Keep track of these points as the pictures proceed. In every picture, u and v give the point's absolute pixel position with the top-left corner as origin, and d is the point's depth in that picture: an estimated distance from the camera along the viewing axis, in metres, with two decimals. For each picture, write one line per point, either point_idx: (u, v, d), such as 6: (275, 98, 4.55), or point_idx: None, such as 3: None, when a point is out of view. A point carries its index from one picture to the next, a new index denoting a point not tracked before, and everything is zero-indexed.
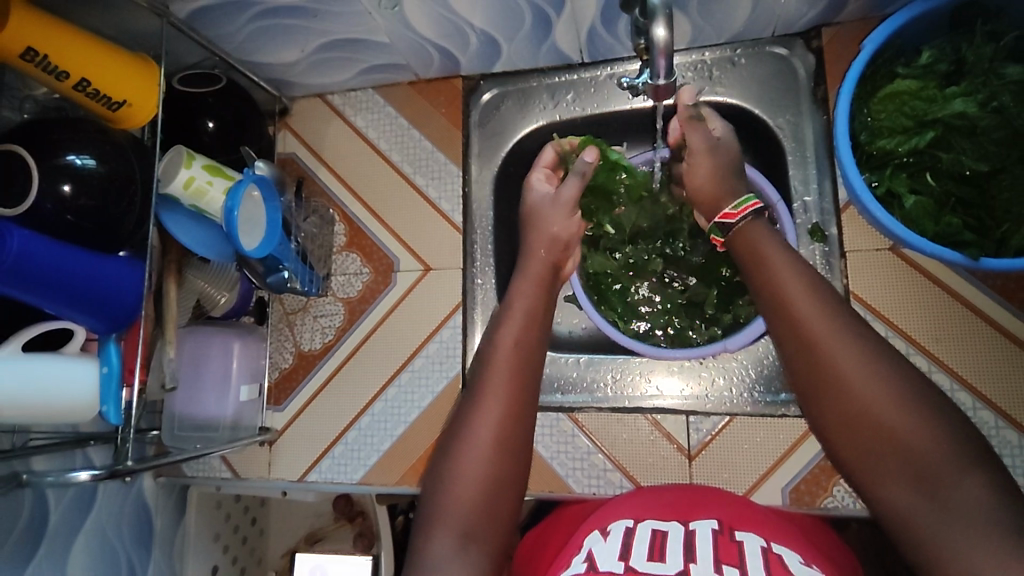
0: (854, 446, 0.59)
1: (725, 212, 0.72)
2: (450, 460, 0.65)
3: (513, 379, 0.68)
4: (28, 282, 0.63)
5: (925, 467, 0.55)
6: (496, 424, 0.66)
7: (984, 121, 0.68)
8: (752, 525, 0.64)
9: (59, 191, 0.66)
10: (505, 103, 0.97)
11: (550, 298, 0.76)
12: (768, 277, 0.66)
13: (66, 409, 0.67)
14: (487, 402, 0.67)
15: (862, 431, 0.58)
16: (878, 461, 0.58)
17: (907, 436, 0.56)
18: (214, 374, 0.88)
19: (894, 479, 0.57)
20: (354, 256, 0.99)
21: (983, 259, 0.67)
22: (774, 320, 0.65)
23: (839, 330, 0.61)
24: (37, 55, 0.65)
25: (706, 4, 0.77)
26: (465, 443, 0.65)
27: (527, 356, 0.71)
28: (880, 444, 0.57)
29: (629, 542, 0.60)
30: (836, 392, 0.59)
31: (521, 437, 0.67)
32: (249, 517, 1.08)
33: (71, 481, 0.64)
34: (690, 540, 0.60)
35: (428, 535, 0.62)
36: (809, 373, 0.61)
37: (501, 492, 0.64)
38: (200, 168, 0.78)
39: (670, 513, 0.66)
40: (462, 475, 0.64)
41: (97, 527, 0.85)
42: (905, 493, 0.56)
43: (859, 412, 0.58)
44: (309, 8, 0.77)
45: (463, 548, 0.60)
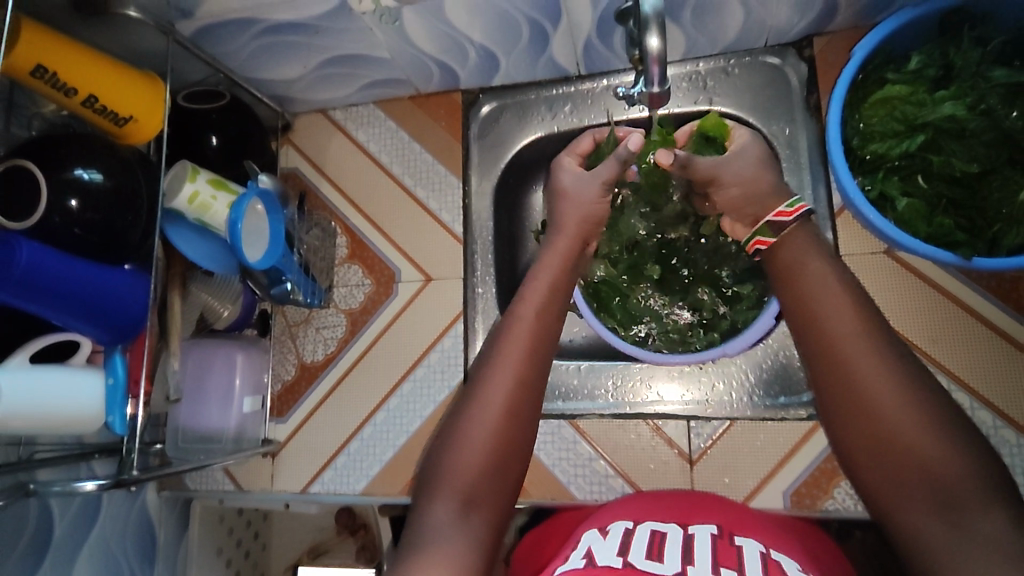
0: (877, 466, 0.58)
1: (778, 210, 0.69)
2: (459, 425, 0.65)
3: (527, 355, 0.68)
4: (37, 293, 0.64)
5: (932, 476, 0.55)
6: (506, 393, 0.66)
7: (973, 123, 0.69)
8: (749, 530, 0.64)
9: (66, 204, 0.67)
10: (504, 115, 0.98)
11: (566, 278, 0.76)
12: (796, 277, 0.66)
13: (73, 420, 0.68)
14: (498, 371, 0.67)
15: (886, 451, 0.57)
16: (900, 483, 0.56)
17: (933, 461, 0.55)
18: (218, 388, 0.88)
19: (905, 488, 0.56)
20: (356, 267, 1.00)
21: (975, 259, 0.68)
22: (800, 324, 0.64)
23: (869, 343, 0.60)
24: (46, 72, 0.66)
25: (698, 15, 0.79)
26: (476, 409, 0.65)
27: (544, 329, 0.70)
28: (904, 467, 0.56)
29: (628, 540, 0.60)
30: (863, 410, 0.58)
31: (530, 411, 0.67)
32: (252, 532, 1.05)
33: (78, 490, 0.65)
34: (690, 543, 0.60)
35: (430, 498, 0.62)
36: (835, 386, 0.60)
37: (506, 464, 0.64)
38: (204, 182, 0.80)
39: (671, 515, 0.66)
40: (469, 442, 0.64)
41: (100, 540, 0.85)
42: (924, 512, 0.55)
43: (872, 416, 0.58)
44: (311, 25, 0.79)
45: (464, 515, 0.61)
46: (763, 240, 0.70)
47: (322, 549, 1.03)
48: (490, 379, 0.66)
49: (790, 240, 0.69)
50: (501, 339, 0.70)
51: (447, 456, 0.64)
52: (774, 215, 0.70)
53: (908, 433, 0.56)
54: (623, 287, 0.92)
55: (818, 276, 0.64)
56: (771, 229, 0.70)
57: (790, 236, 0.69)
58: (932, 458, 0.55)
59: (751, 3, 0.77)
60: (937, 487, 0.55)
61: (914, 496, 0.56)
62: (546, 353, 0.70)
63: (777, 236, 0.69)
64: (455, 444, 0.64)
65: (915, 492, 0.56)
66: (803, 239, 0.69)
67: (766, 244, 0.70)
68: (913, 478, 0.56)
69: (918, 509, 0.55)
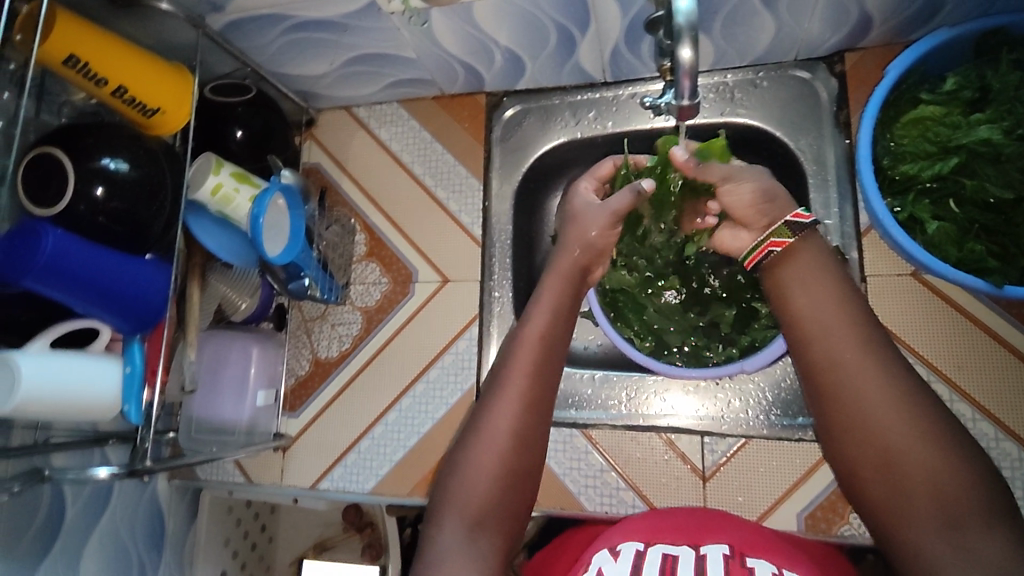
0: (883, 486, 0.56)
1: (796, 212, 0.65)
2: (467, 446, 0.65)
3: (534, 370, 0.67)
4: (61, 280, 0.65)
5: (938, 495, 0.54)
6: (513, 415, 0.65)
7: (1010, 148, 0.67)
8: (762, 551, 0.62)
9: (92, 193, 0.67)
10: (528, 119, 0.98)
11: (579, 290, 0.73)
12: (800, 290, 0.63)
13: (89, 407, 0.68)
14: (505, 392, 0.66)
15: (893, 470, 0.56)
16: (906, 502, 0.55)
17: (941, 479, 0.54)
18: (231, 378, 0.89)
19: (911, 506, 0.55)
20: (374, 266, 1.00)
21: (1006, 287, 0.66)
22: (802, 337, 0.62)
23: (878, 359, 0.59)
24: (78, 62, 0.67)
25: (729, 26, 0.78)
26: (483, 428, 0.65)
27: (552, 348, 0.68)
28: (911, 486, 0.55)
29: (640, 564, 0.60)
30: (868, 426, 0.57)
31: (540, 427, 0.66)
32: (259, 524, 1.07)
33: (91, 478, 0.65)
34: (702, 566, 0.59)
35: (438, 521, 0.63)
36: (838, 403, 0.59)
37: (514, 485, 0.64)
38: (227, 175, 0.80)
39: (681, 535, 0.65)
40: (477, 464, 0.63)
41: (111, 526, 0.86)
42: (933, 536, 0.53)
43: (875, 433, 0.57)
44: (340, 23, 0.79)
45: (472, 538, 0.61)
46: (780, 241, 0.65)
47: (327, 545, 1.06)
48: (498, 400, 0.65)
49: (798, 253, 0.64)
50: (509, 357, 0.68)
51: (455, 477, 0.64)
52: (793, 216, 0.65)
53: (911, 450, 0.55)
54: (640, 299, 0.91)
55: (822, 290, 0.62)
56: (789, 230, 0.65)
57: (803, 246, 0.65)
58: (943, 479, 0.54)
59: (783, 16, 0.76)
60: (946, 506, 0.53)
61: (919, 516, 0.54)
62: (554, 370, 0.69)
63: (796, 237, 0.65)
64: (462, 466, 0.64)
65: (922, 510, 0.54)
66: (817, 251, 0.64)
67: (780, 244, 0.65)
68: (923, 501, 0.54)
69: (923, 528, 0.54)
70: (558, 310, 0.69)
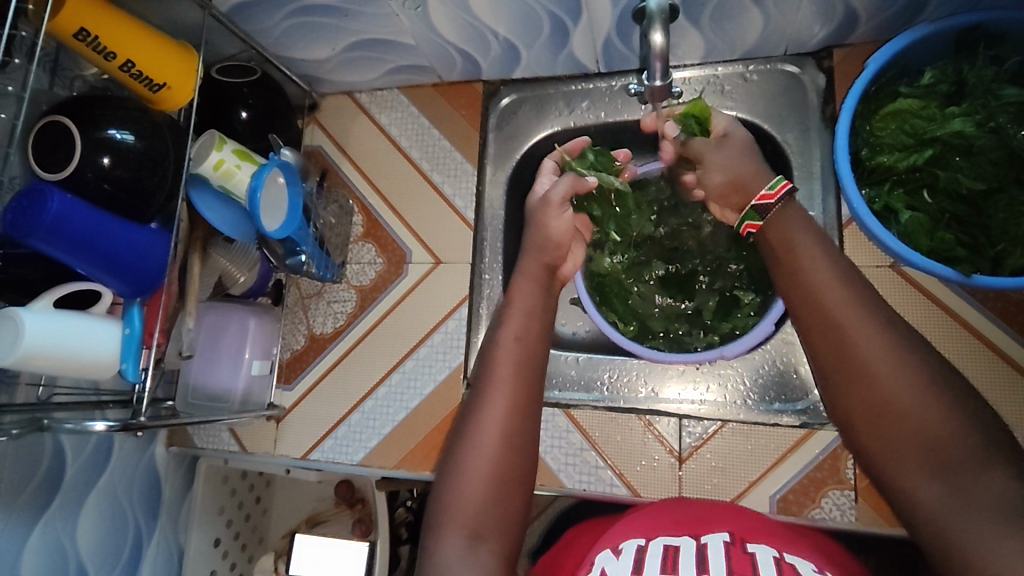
0: (879, 436, 0.58)
1: (762, 194, 0.70)
2: (457, 458, 0.66)
3: (516, 377, 0.69)
4: (65, 242, 0.68)
5: (928, 437, 0.56)
6: (501, 420, 0.67)
7: (981, 141, 0.69)
8: (763, 538, 0.65)
9: (98, 162, 0.71)
10: (523, 108, 1.00)
11: (550, 299, 0.77)
12: (796, 263, 0.66)
13: (88, 365, 0.72)
14: (491, 399, 0.68)
15: (887, 421, 0.58)
16: (900, 450, 0.57)
17: (933, 426, 0.55)
18: (229, 348, 0.93)
19: (906, 454, 0.56)
20: (370, 246, 1.03)
21: (975, 276, 0.68)
22: (798, 303, 0.64)
23: (870, 318, 0.60)
24: (88, 36, 0.71)
25: (717, 19, 0.80)
26: (472, 439, 0.66)
27: (530, 352, 0.72)
28: (905, 434, 0.57)
29: (642, 557, 0.61)
30: (862, 382, 0.59)
31: (527, 433, 0.68)
32: (254, 495, 1.14)
33: (88, 430, 0.69)
34: (703, 554, 0.61)
35: (437, 536, 0.63)
36: (835, 362, 0.61)
37: (509, 488, 0.65)
38: (229, 151, 0.83)
39: (680, 528, 0.67)
40: (470, 473, 0.65)
41: (109, 484, 0.89)
42: (926, 480, 0.55)
43: (868, 384, 0.58)
44: (341, 7, 0.82)
45: (472, 548, 0.62)
46: (753, 224, 0.70)
47: (320, 519, 1.14)
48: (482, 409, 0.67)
49: (779, 223, 0.69)
50: (490, 365, 0.71)
51: (449, 491, 0.65)
52: (759, 199, 0.70)
53: (902, 398, 0.57)
54: (625, 284, 0.93)
55: (814, 254, 0.65)
56: (759, 213, 0.70)
57: (779, 215, 0.69)
58: (933, 426, 0.55)
59: (770, 11, 0.78)
60: (937, 452, 0.55)
61: (912, 463, 0.56)
62: (538, 376, 0.71)
63: (765, 219, 0.69)
64: (453, 477, 0.65)
65: (916, 457, 0.56)
66: (799, 222, 0.68)
67: (755, 228, 0.70)
68: (914, 447, 0.56)
69: (917, 472, 0.56)
70: (531, 312, 0.74)
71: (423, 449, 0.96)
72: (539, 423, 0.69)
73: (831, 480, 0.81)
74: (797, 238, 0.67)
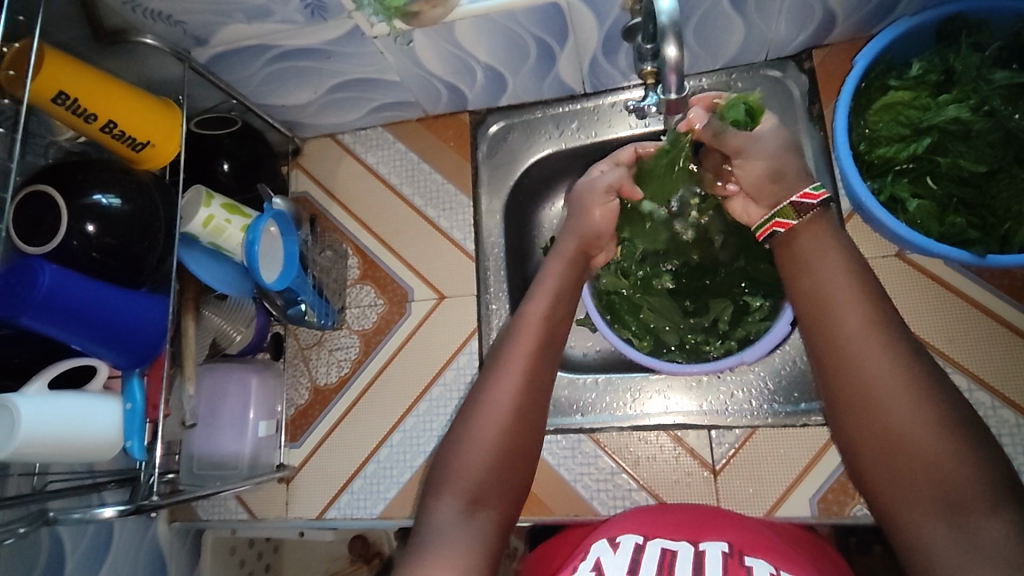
0: (886, 470, 0.53)
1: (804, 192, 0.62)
2: (468, 416, 0.64)
3: (537, 347, 0.66)
4: (57, 318, 0.63)
5: (940, 476, 0.51)
6: (516, 391, 0.64)
7: (978, 125, 0.70)
8: (762, 552, 0.60)
9: (84, 229, 0.67)
10: (512, 134, 1.00)
11: (581, 278, 0.74)
12: (807, 272, 0.61)
13: (90, 447, 0.67)
14: (507, 366, 0.65)
15: (895, 453, 0.53)
16: (910, 488, 0.52)
17: (945, 464, 0.51)
18: (230, 414, 0.88)
19: (916, 493, 0.52)
20: (369, 288, 1.00)
21: (988, 256, 0.69)
22: (807, 311, 0.60)
23: (885, 340, 0.56)
24: (67, 98, 0.67)
25: (701, 31, 0.81)
26: (485, 403, 0.63)
27: (554, 328, 0.68)
28: (915, 470, 0.52)
29: (638, 558, 0.58)
30: (871, 408, 0.54)
31: (538, 412, 0.65)
32: (263, 564, 0.99)
33: (97, 517, 0.64)
34: (700, 563, 0.57)
35: (435, 495, 0.60)
36: (842, 384, 0.56)
37: (509, 465, 0.62)
38: (218, 206, 0.80)
39: (680, 533, 0.63)
40: (476, 437, 0.62)
41: (114, 569, 0.83)
42: (937, 523, 0.50)
43: (878, 411, 0.54)
44: (323, 50, 0.81)
45: (468, 515, 0.59)
46: (784, 220, 0.62)
47: None
48: (497, 376, 0.64)
49: (810, 226, 0.62)
50: (513, 333, 0.68)
51: (452, 454, 0.62)
52: (800, 197, 0.62)
53: (914, 430, 0.52)
54: (636, 300, 0.92)
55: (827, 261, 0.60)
56: (794, 211, 0.62)
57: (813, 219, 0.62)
58: (947, 464, 0.51)
59: (752, 18, 0.79)
60: (950, 493, 0.50)
61: (918, 503, 0.52)
62: (556, 350, 0.68)
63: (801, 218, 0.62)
64: (462, 438, 0.63)
65: (926, 496, 0.51)
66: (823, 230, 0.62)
67: (786, 225, 0.62)
68: (924, 486, 0.51)
69: (926, 513, 0.51)
70: (563, 292, 0.71)
71: None
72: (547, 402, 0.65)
73: None
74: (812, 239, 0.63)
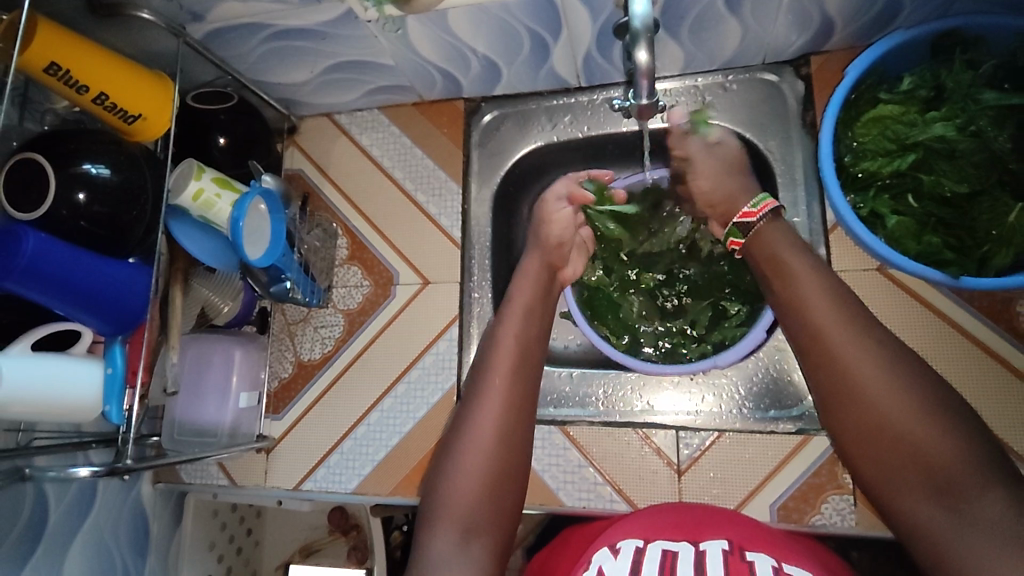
0: (880, 461, 0.61)
1: (743, 212, 0.77)
2: (453, 448, 0.69)
3: (513, 370, 0.72)
4: (40, 283, 0.66)
5: (928, 465, 0.58)
6: (496, 418, 0.69)
7: (962, 145, 0.70)
8: (763, 546, 0.63)
9: (74, 198, 0.69)
10: (505, 124, 1.00)
11: (548, 295, 0.81)
12: (794, 294, 0.69)
13: (70, 408, 0.69)
14: (487, 395, 0.71)
15: (885, 446, 0.61)
16: (901, 476, 0.60)
17: (933, 454, 0.58)
18: (215, 382, 0.90)
19: (906, 480, 0.60)
20: (356, 269, 1.02)
21: (963, 278, 0.69)
22: (795, 325, 0.69)
23: (867, 346, 0.64)
24: (60, 70, 0.69)
25: (696, 31, 0.80)
26: (470, 433, 0.69)
27: (528, 350, 0.75)
28: (904, 460, 0.60)
29: (640, 560, 0.61)
30: (860, 408, 0.62)
31: (521, 430, 0.70)
32: (245, 528, 1.08)
33: (72, 476, 0.67)
34: (701, 561, 0.60)
35: (432, 529, 0.65)
36: (835, 389, 0.64)
37: (503, 485, 0.68)
38: (208, 180, 0.81)
39: (679, 533, 0.66)
40: (466, 469, 0.67)
41: (96, 526, 0.87)
42: (926, 504, 0.58)
43: (866, 411, 0.62)
44: (317, 31, 0.81)
45: (464, 542, 0.64)
46: (737, 241, 0.78)
47: (314, 548, 1.07)
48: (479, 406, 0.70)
49: (777, 257, 0.73)
50: (487, 364, 0.73)
51: (444, 485, 0.67)
52: (743, 216, 0.77)
53: (900, 424, 0.60)
54: (616, 297, 0.94)
55: (810, 281, 0.69)
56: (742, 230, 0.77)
57: (766, 231, 0.75)
58: (934, 453, 0.58)
59: (748, 22, 0.79)
60: (937, 477, 0.58)
61: (911, 486, 0.59)
62: (533, 370, 0.74)
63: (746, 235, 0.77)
64: (451, 471, 0.67)
65: (916, 482, 0.59)
66: (796, 253, 0.72)
67: (738, 244, 0.78)
68: (914, 473, 0.59)
69: (918, 496, 0.59)
70: (530, 310, 0.77)
71: (419, 472, 0.94)
72: (530, 419, 0.71)
73: (830, 485, 0.81)
74: (794, 260, 0.71)
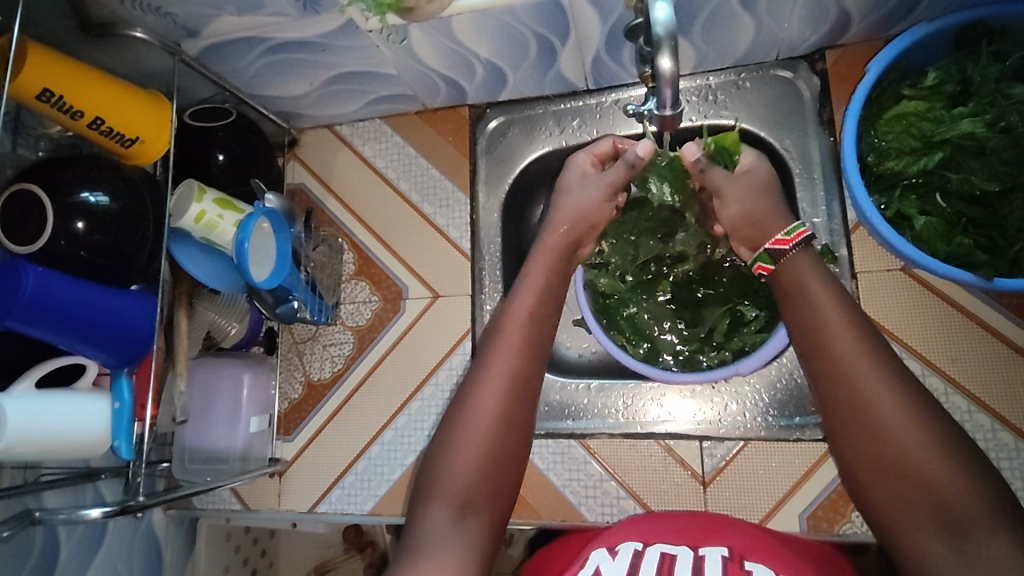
0: (885, 488, 0.56)
1: (776, 238, 0.69)
2: (456, 420, 0.65)
3: (524, 348, 0.68)
4: (40, 318, 0.63)
5: (938, 498, 0.54)
6: (501, 394, 0.65)
7: (993, 141, 0.69)
8: (764, 556, 0.60)
9: (72, 227, 0.66)
10: (512, 130, 0.97)
11: (566, 267, 0.76)
12: (808, 303, 0.64)
13: (78, 446, 0.67)
14: (494, 366, 0.66)
15: (893, 474, 0.56)
16: (908, 506, 0.55)
17: (945, 485, 0.54)
18: (224, 405, 0.88)
19: (912, 511, 0.55)
20: (364, 284, 0.99)
21: (995, 279, 0.67)
22: (806, 338, 0.63)
23: (879, 366, 0.59)
24: (52, 95, 0.66)
25: (708, 29, 0.78)
26: (473, 405, 0.64)
27: (540, 325, 0.70)
28: (913, 490, 0.55)
29: (638, 562, 0.58)
30: (870, 432, 0.57)
31: (527, 411, 0.66)
32: (259, 549, 0.99)
33: (83, 518, 0.64)
34: (701, 566, 0.57)
35: (426, 502, 0.61)
36: (844, 410, 0.59)
37: (502, 467, 0.64)
38: (211, 202, 0.79)
39: (682, 538, 0.63)
40: (466, 444, 0.63)
41: (108, 561, 0.84)
42: (932, 538, 0.54)
43: (877, 434, 0.57)
44: (318, 42, 0.79)
45: (459, 519, 0.61)
46: (764, 266, 0.70)
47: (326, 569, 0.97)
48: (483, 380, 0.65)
49: (793, 259, 0.68)
50: (496, 338, 0.69)
51: (441, 459, 0.63)
52: (773, 242, 0.69)
53: (912, 452, 0.56)
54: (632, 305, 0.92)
55: (823, 292, 0.64)
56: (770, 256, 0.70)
57: (794, 257, 0.68)
58: (947, 485, 0.54)
59: (762, 17, 0.76)
60: (946, 511, 0.54)
61: (917, 518, 0.55)
62: (545, 346, 0.70)
63: (777, 262, 0.69)
64: (451, 447, 0.64)
65: (923, 514, 0.54)
66: (807, 260, 0.67)
67: (766, 270, 0.70)
68: (923, 505, 0.54)
69: (924, 530, 0.54)
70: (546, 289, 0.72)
71: None
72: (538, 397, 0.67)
73: None
74: (805, 270, 0.67)
